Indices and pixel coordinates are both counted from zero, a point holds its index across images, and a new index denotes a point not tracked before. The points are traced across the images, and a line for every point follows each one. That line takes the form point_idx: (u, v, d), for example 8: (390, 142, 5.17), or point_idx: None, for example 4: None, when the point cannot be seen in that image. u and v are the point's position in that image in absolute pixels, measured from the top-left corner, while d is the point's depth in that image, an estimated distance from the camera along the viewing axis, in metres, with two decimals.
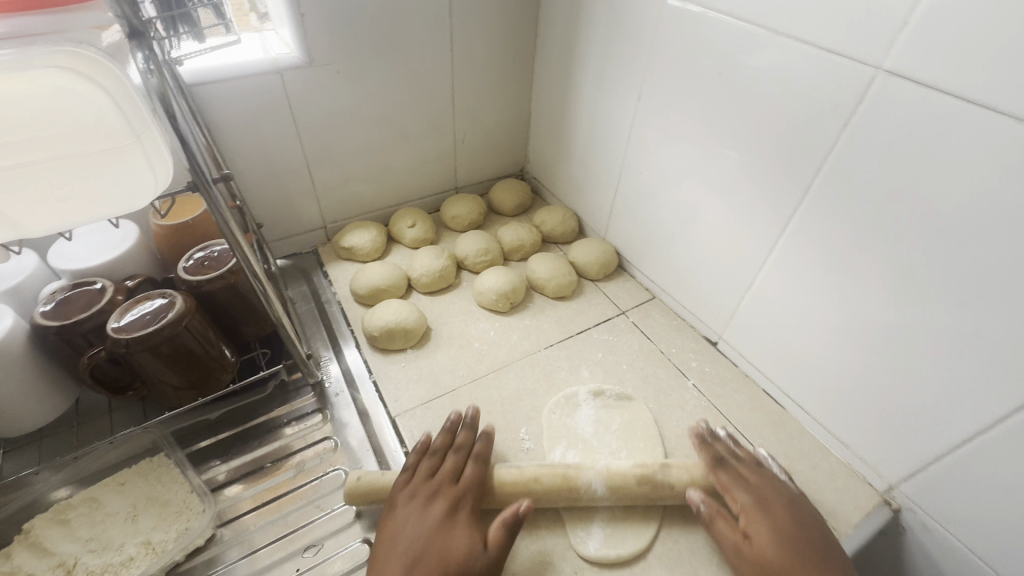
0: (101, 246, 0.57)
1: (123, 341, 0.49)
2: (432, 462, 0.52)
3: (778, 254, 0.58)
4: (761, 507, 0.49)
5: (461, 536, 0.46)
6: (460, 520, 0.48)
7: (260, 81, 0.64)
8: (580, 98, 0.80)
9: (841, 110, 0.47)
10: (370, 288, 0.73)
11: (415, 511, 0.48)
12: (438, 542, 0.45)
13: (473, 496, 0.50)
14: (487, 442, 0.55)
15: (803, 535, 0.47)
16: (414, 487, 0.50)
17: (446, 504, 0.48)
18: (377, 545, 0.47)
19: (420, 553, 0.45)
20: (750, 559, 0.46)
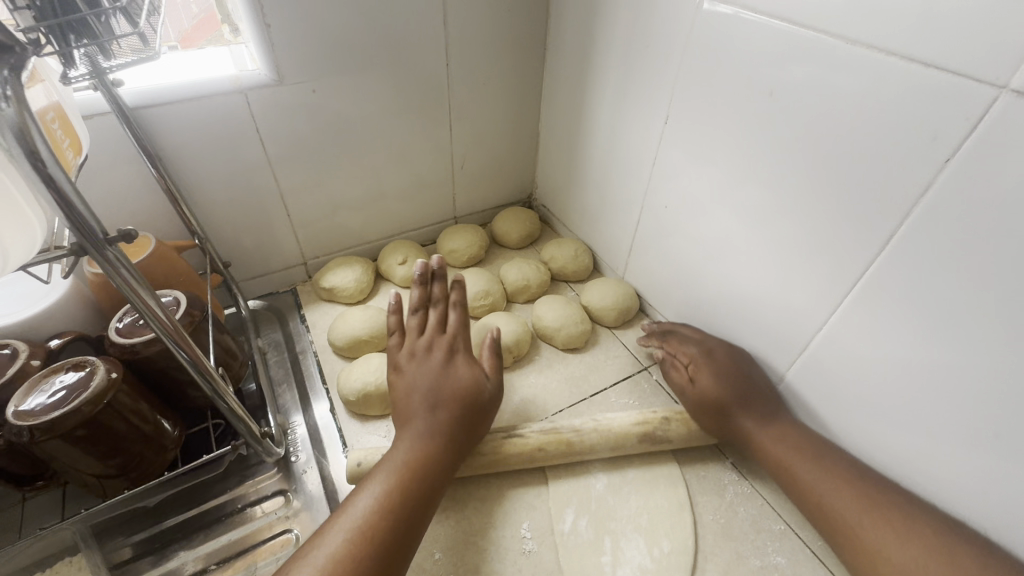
0: (22, 299, 0.48)
1: (20, 431, 0.39)
2: (419, 320, 0.53)
3: (840, 316, 0.47)
4: (706, 358, 0.57)
5: (466, 371, 0.50)
6: (461, 361, 0.51)
7: (218, 103, 0.55)
8: (595, 118, 0.70)
9: (940, 144, 0.36)
10: (349, 338, 0.63)
11: (420, 366, 0.50)
12: (450, 381, 0.49)
13: (463, 338, 0.53)
14: (463, 289, 0.56)
15: (740, 372, 0.55)
16: (409, 348, 0.51)
17: (445, 351, 0.51)
18: (394, 403, 0.49)
19: (439, 395, 0.48)
20: (695, 397, 0.55)
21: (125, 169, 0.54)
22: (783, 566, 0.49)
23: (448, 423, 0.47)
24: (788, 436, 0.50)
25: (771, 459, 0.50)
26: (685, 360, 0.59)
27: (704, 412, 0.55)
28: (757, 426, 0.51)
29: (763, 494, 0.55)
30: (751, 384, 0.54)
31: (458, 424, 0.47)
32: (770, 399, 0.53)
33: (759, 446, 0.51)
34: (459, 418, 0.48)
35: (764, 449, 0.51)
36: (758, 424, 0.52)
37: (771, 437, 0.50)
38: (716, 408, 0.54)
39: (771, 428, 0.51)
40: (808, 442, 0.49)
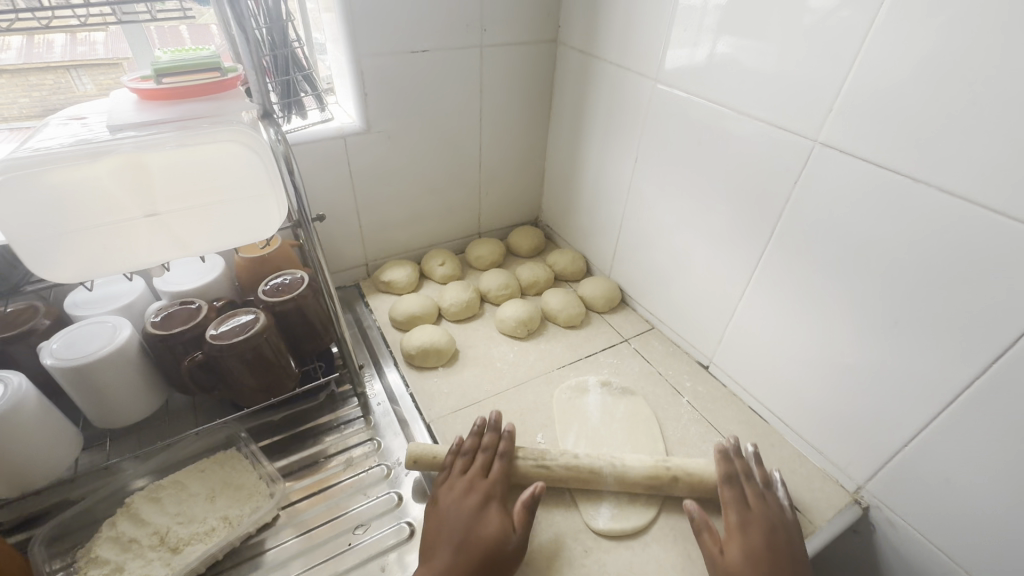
0: (194, 273, 0.70)
1: (219, 347, 0.60)
2: (463, 461, 0.61)
3: (751, 288, 0.71)
4: (740, 528, 0.55)
5: (494, 521, 0.55)
6: (491, 508, 0.56)
7: (327, 145, 0.79)
8: (587, 158, 0.94)
9: (792, 171, 0.61)
10: (406, 315, 0.85)
11: (454, 505, 0.57)
12: (477, 524, 0.55)
13: (502, 487, 0.59)
14: (512, 440, 0.63)
15: (772, 558, 0.53)
16: (452, 485, 0.59)
17: (479, 495, 0.57)
18: (426, 534, 0.55)
19: (463, 537, 0.53)
20: (722, 570, 0.54)
21: None
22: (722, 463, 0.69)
23: (467, 566, 0.51)
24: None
25: None
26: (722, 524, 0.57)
27: None
28: None
29: (709, 420, 0.75)
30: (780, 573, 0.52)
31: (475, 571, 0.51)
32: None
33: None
34: (477, 563, 0.52)
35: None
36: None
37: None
38: None
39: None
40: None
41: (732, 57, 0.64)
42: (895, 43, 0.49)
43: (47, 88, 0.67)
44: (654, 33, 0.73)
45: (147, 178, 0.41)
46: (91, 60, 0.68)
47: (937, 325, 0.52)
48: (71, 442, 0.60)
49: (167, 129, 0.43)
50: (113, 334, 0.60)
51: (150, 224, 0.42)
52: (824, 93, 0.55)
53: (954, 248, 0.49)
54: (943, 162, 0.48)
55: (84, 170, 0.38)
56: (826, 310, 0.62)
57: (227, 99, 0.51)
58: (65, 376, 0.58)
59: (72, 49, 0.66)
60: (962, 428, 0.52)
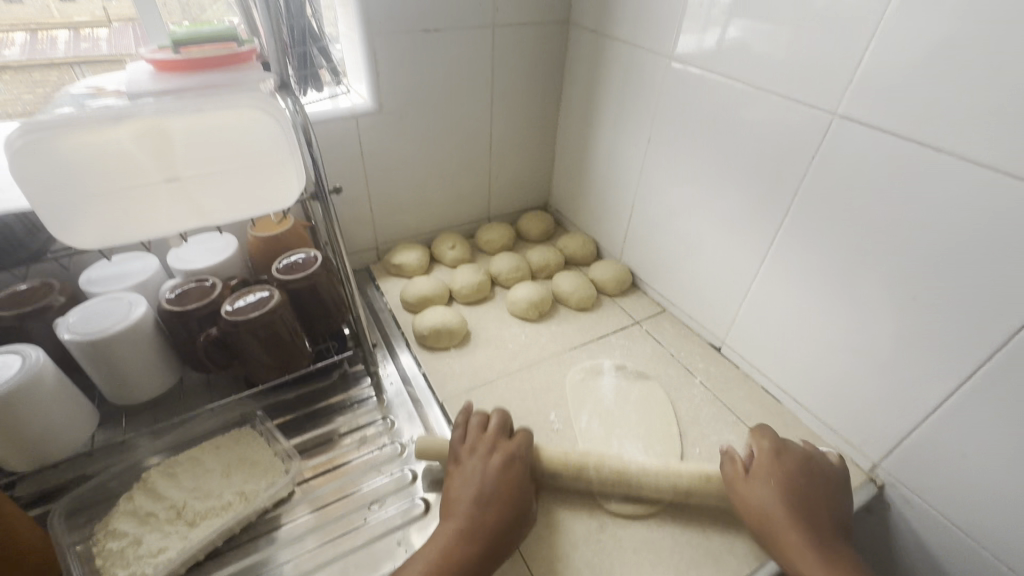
0: (207, 252, 0.70)
1: (234, 322, 0.61)
2: (486, 423, 0.61)
3: (765, 267, 0.70)
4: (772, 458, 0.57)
5: (517, 487, 0.55)
6: (515, 470, 0.56)
7: (339, 125, 0.79)
8: (598, 141, 0.94)
9: (810, 146, 0.60)
10: (418, 296, 0.85)
11: (479, 462, 0.57)
12: (502, 483, 0.55)
13: (524, 449, 0.59)
14: (531, 423, 0.63)
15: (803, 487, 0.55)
16: (474, 444, 0.59)
17: (504, 455, 0.57)
18: (447, 490, 0.55)
19: (488, 493, 0.54)
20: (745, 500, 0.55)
21: None
22: (736, 442, 0.69)
23: (491, 523, 0.52)
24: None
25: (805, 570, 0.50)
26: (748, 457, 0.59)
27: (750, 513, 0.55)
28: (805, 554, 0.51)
29: (722, 400, 0.75)
30: (812, 513, 0.53)
31: (499, 529, 0.52)
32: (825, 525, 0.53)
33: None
34: (499, 523, 0.52)
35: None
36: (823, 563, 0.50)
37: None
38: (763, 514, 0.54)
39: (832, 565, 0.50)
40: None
41: (746, 34, 0.63)
42: (916, 12, 0.48)
43: (49, 84, 0.69)
44: (666, 12, 0.72)
45: (167, 145, 0.40)
46: (94, 58, 0.70)
47: (956, 299, 0.51)
48: (87, 417, 0.60)
49: (187, 95, 0.43)
50: (128, 311, 0.60)
51: (171, 189, 0.42)
52: (843, 64, 0.55)
53: (975, 220, 0.48)
54: (965, 131, 0.47)
55: (106, 133, 0.38)
56: (843, 287, 0.61)
57: (243, 69, 0.51)
58: (81, 350, 0.58)
59: (76, 47, 0.70)
60: (981, 403, 0.51)
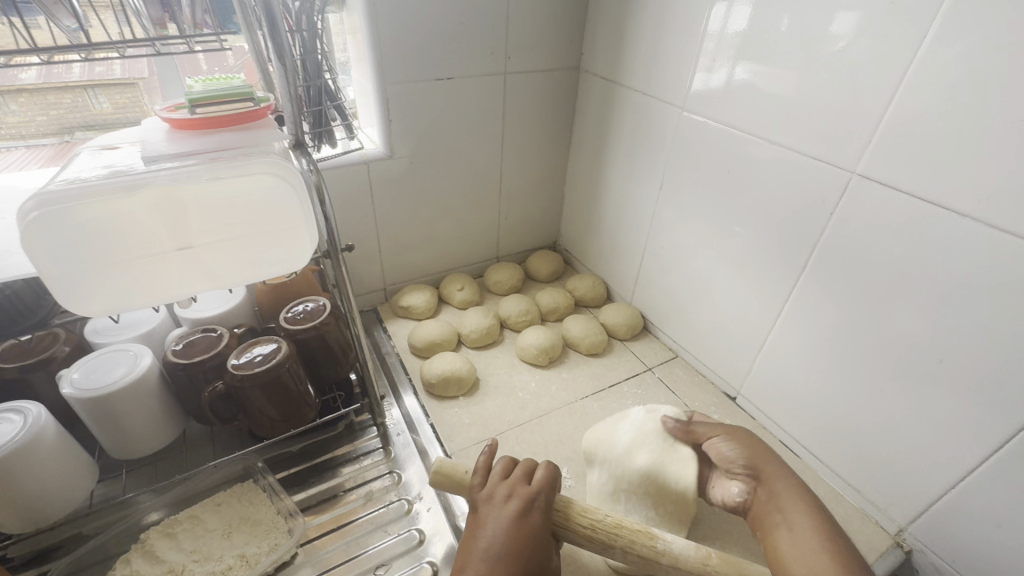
0: (215, 300, 0.70)
1: (240, 377, 0.59)
2: (505, 466, 0.55)
3: (782, 319, 0.69)
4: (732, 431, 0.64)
5: (531, 552, 0.49)
6: (530, 524, 0.50)
7: (351, 170, 0.79)
8: (608, 183, 0.93)
9: (827, 201, 0.59)
10: (426, 341, 0.84)
11: (493, 512, 0.51)
12: (515, 539, 0.49)
13: (546, 497, 0.53)
14: (552, 475, 0.55)
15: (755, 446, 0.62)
16: (490, 491, 0.53)
17: (520, 504, 0.51)
18: (462, 542, 0.50)
19: (498, 550, 0.48)
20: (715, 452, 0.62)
21: None
22: None
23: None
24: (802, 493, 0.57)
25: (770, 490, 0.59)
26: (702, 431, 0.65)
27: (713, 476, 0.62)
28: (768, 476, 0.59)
29: None
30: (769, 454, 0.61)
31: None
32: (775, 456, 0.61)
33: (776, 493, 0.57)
34: None
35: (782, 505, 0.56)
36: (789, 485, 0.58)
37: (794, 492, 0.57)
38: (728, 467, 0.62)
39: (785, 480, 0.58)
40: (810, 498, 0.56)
41: (755, 84, 0.64)
42: (936, 77, 0.48)
43: (63, 107, 0.67)
44: (679, 61, 0.72)
45: (182, 212, 0.40)
46: (107, 81, 0.67)
47: (985, 363, 0.50)
48: (88, 472, 0.59)
49: (203, 161, 0.43)
50: (133, 363, 0.59)
51: (183, 256, 0.42)
52: (861, 124, 0.54)
53: (1000, 288, 0.47)
54: (990, 196, 0.46)
55: (120, 203, 0.38)
56: (865, 344, 0.60)
57: (260, 129, 0.51)
58: (83, 406, 0.56)
59: (90, 70, 0.62)
60: (1016, 472, 0.49)
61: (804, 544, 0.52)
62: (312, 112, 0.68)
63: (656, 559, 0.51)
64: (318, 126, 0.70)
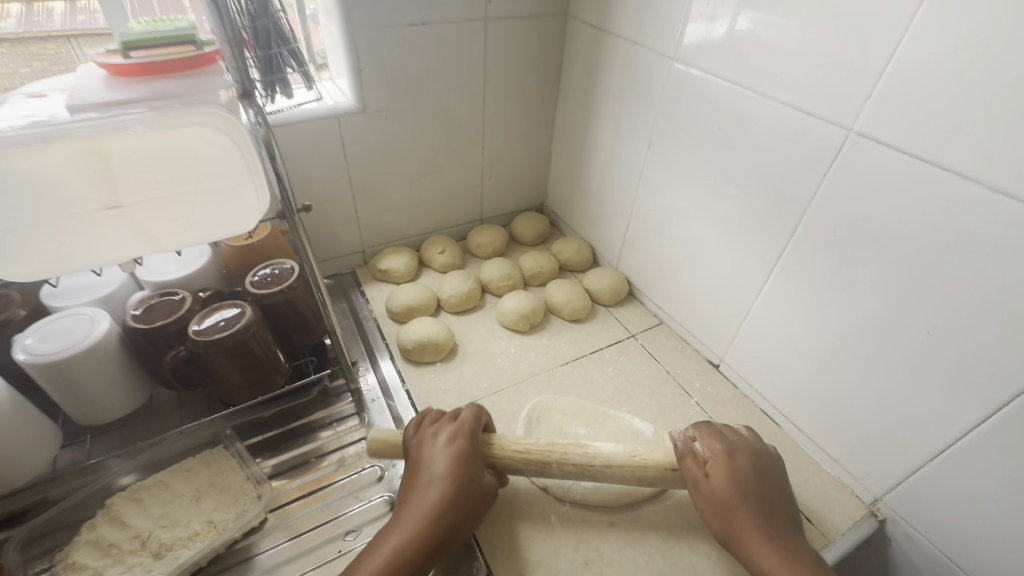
0: (179, 262, 0.67)
1: (202, 343, 0.57)
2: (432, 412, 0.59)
3: (769, 285, 0.66)
4: (727, 459, 0.56)
5: (469, 473, 0.54)
6: (460, 449, 0.55)
7: (320, 125, 0.74)
8: (597, 141, 0.89)
9: (822, 161, 0.55)
10: (403, 306, 0.81)
11: (426, 449, 0.55)
12: (451, 462, 0.54)
13: (473, 430, 0.58)
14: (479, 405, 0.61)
15: (756, 489, 0.54)
16: (421, 434, 0.57)
17: (452, 434, 0.56)
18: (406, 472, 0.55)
19: (439, 475, 0.53)
20: (704, 494, 0.54)
21: None
22: None
23: (441, 501, 0.51)
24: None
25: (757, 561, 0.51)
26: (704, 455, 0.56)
27: (711, 511, 0.54)
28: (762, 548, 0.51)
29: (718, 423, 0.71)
30: (763, 506, 0.54)
31: (445, 510, 0.51)
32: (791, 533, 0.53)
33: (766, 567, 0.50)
34: (457, 499, 0.52)
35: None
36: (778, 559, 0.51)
37: (781, 571, 0.50)
38: (722, 509, 0.54)
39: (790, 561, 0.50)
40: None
41: (755, 34, 0.58)
42: (946, 23, 0.43)
43: (49, 58, 0.59)
44: (673, 8, 0.67)
45: (108, 167, 0.37)
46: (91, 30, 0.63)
47: (976, 336, 0.47)
48: (50, 438, 0.57)
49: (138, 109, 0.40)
50: (89, 328, 0.57)
51: (112, 215, 0.39)
52: (862, 78, 0.50)
53: (994, 256, 0.45)
54: (994, 157, 0.43)
55: (33, 156, 0.34)
56: (851, 314, 0.58)
57: (204, 77, 0.47)
58: (38, 372, 0.54)
59: (72, 18, 0.62)
60: (998, 448, 0.48)
61: None
62: (261, 57, 0.63)
63: (590, 465, 0.56)
64: (270, 73, 0.65)
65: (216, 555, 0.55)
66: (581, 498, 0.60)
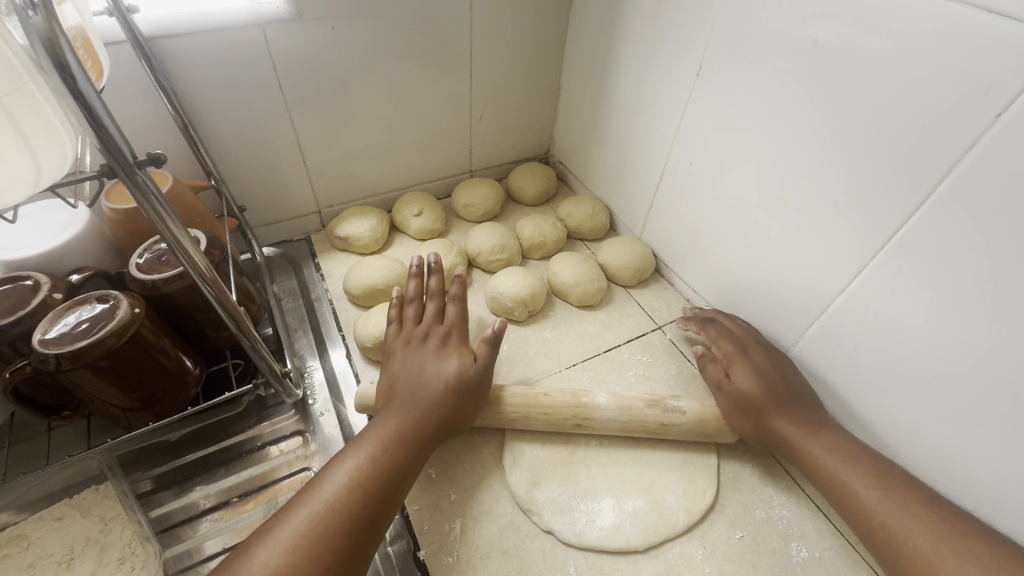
0: (44, 232, 0.48)
1: (49, 358, 0.39)
2: (415, 308, 0.53)
3: (863, 279, 0.46)
4: (742, 352, 0.53)
5: (455, 358, 0.48)
6: (447, 349, 0.49)
7: (237, 37, 0.53)
8: (622, 69, 0.67)
9: (997, 95, 0.34)
10: (365, 287, 0.63)
11: (409, 350, 0.49)
12: (439, 364, 0.48)
13: (461, 329, 0.52)
14: (462, 285, 0.55)
15: (779, 374, 0.50)
16: (404, 335, 0.51)
17: (438, 336, 0.50)
18: (383, 383, 0.48)
19: (423, 377, 0.47)
20: (729, 395, 0.51)
21: (141, 105, 0.53)
22: (790, 519, 0.50)
23: (429, 401, 0.45)
24: (836, 445, 0.45)
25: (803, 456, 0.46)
26: (721, 355, 0.54)
27: (738, 412, 0.50)
28: (793, 429, 0.47)
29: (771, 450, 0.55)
30: (790, 389, 0.50)
31: (436, 408, 0.45)
32: (815, 409, 0.49)
33: (793, 446, 0.47)
34: (445, 399, 0.46)
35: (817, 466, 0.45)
36: (810, 436, 0.46)
37: (807, 441, 0.46)
38: (750, 408, 0.50)
39: (812, 434, 0.46)
40: (847, 443, 0.45)
41: None
42: None
43: None
44: None
45: None
46: None
47: None
48: None
49: None
50: None
51: None
52: None
53: None
54: None
55: None
56: (996, 343, 0.38)
57: None
58: None
59: None
60: None
61: (858, 482, 0.42)
62: None
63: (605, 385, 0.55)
64: None
65: None
66: (598, 544, 0.47)
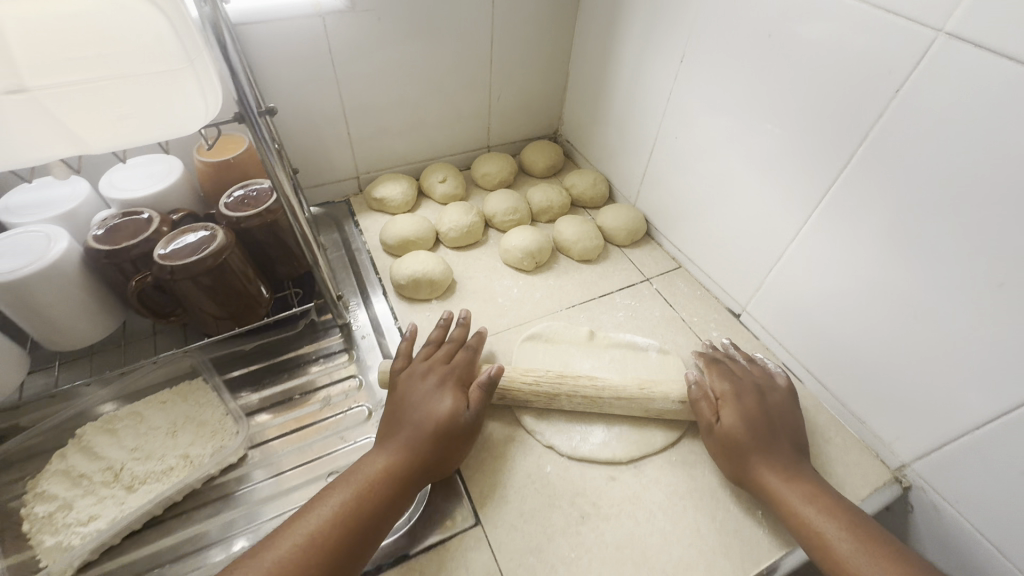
0: (147, 179, 0.60)
1: (168, 268, 0.51)
2: (426, 348, 0.59)
3: (808, 229, 0.57)
4: (735, 395, 0.55)
5: (449, 397, 0.53)
6: (444, 390, 0.54)
7: (301, 25, 0.65)
8: (621, 57, 0.77)
9: (896, 74, 0.44)
10: (399, 239, 0.75)
11: (410, 386, 0.54)
12: (432, 405, 0.52)
13: (463, 373, 0.57)
14: (480, 339, 0.61)
15: (765, 419, 0.54)
16: (410, 370, 0.56)
17: (438, 377, 0.55)
18: (383, 417, 0.53)
19: (418, 416, 0.51)
20: (720, 435, 0.54)
21: None
22: None
23: (417, 442, 0.50)
24: (817, 494, 0.49)
25: (780, 501, 0.49)
26: (716, 394, 0.56)
27: (723, 449, 0.53)
28: (776, 478, 0.50)
29: None
30: (775, 436, 0.53)
31: (422, 448, 0.49)
32: (796, 458, 0.52)
33: (773, 494, 0.50)
34: (432, 438, 0.50)
35: (790, 514, 0.48)
36: (789, 482, 0.50)
37: (785, 489, 0.49)
38: (736, 449, 0.52)
39: (794, 484, 0.50)
40: (828, 494, 0.49)
41: None
42: None
43: None
44: None
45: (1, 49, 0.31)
46: None
47: None
48: (20, 364, 0.54)
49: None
50: (46, 248, 0.51)
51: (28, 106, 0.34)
52: None
53: None
54: None
55: None
56: (901, 271, 0.49)
57: None
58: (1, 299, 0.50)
59: None
60: None
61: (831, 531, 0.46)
62: None
63: (600, 397, 0.57)
64: None
65: (190, 492, 0.52)
66: (589, 455, 0.56)
